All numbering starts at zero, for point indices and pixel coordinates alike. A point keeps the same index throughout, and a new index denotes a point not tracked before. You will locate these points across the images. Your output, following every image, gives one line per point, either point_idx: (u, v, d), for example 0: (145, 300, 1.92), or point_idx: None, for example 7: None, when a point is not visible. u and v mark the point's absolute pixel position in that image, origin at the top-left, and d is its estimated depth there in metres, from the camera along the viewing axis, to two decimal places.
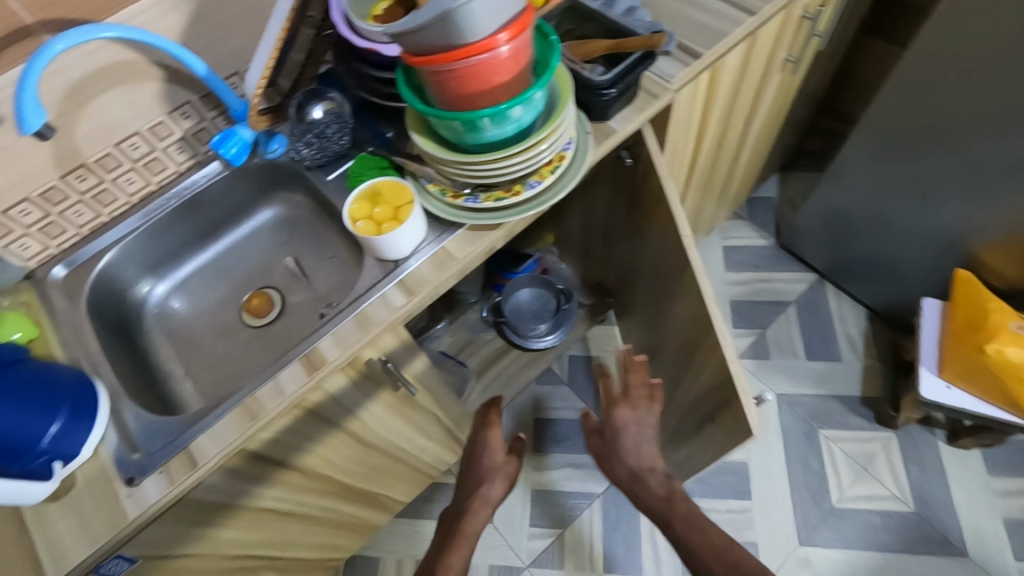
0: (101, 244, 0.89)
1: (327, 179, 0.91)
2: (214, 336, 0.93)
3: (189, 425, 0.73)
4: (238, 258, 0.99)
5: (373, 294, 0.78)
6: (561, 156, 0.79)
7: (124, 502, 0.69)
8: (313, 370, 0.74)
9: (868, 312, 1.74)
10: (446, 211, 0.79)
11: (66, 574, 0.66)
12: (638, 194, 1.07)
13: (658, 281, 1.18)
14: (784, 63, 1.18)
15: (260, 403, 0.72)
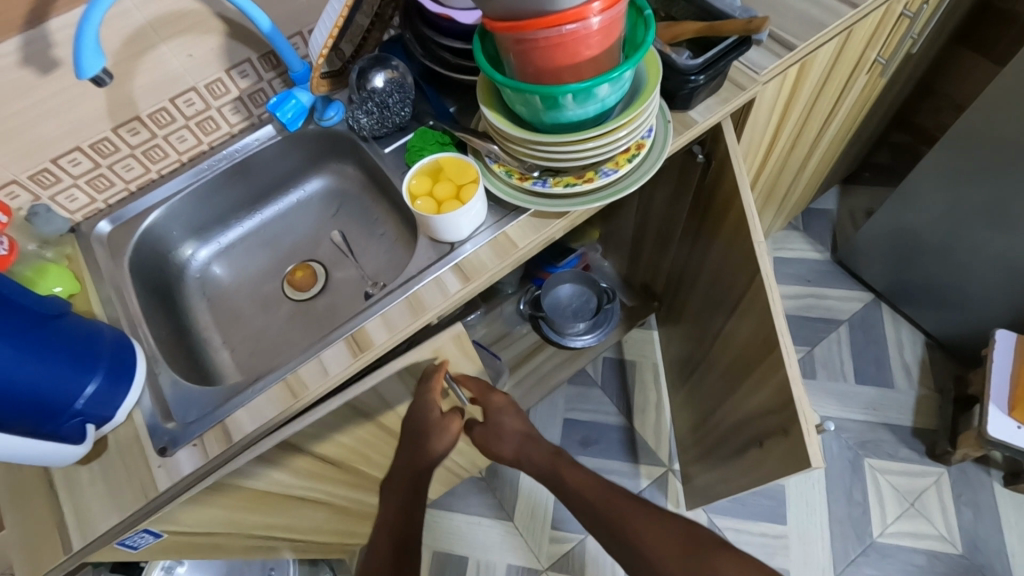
0: (148, 202, 0.86)
1: (384, 152, 0.86)
2: (254, 306, 0.90)
3: (228, 398, 0.69)
4: (285, 228, 0.96)
5: (427, 277, 0.73)
6: (639, 144, 0.73)
7: (155, 472, 0.65)
8: (358, 352, 0.70)
9: (926, 338, 1.64)
10: (511, 194, 0.74)
11: (92, 542, 0.63)
12: (706, 191, 0.99)
13: (715, 286, 1.11)
14: (873, 65, 1.10)
15: (302, 381, 0.69)
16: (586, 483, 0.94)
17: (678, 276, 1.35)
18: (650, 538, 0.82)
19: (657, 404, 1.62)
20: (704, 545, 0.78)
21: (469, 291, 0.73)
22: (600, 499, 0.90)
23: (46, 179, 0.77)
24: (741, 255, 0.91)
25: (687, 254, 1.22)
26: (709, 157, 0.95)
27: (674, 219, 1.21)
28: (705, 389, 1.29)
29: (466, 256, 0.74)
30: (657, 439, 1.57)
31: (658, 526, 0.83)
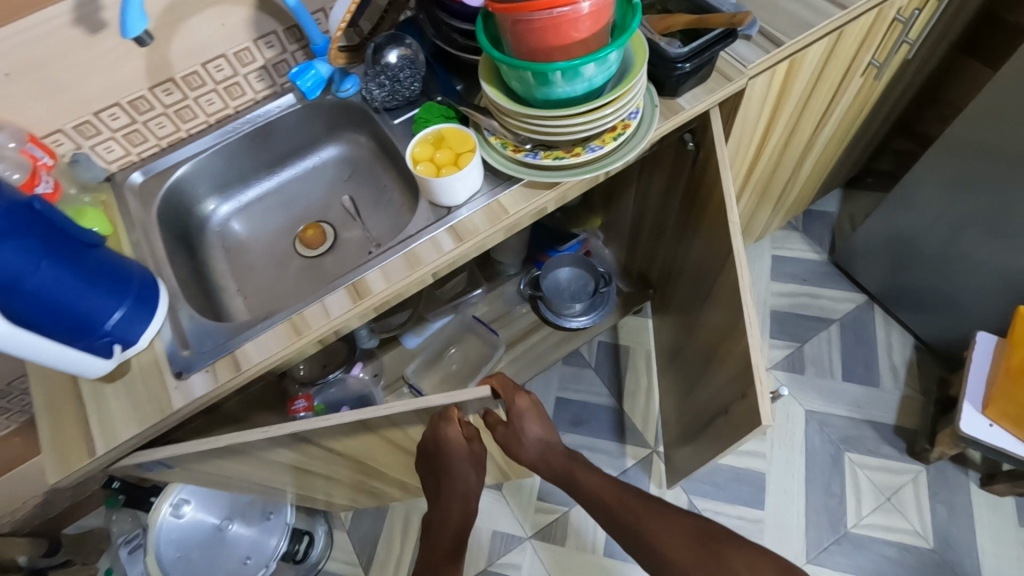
0: (176, 158, 0.94)
1: (393, 123, 0.93)
2: (269, 260, 0.98)
3: (239, 332, 0.77)
4: (299, 191, 1.03)
5: (424, 236, 0.80)
6: (625, 123, 0.79)
7: (171, 392, 0.73)
8: (358, 299, 0.77)
9: (916, 342, 1.68)
10: (505, 164, 0.80)
11: (113, 449, 0.71)
12: (696, 179, 1.04)
13: (701, 273, 1.16)
14: (867, 68, 1.14)
15: (306, 321, 0.76)
16: (605, 488, 0.99)
17: (671, 264, 1.41)
18: (666, 537, 0.90)
19: (647, 389, 1.68)
20: (721, 543, 0.87)
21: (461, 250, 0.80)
22: (617, 503, 0.97)
23: (88, 130, 0.86)
24: (721, 238, 0.96)
25: (679, 242, 1.28)
26: (699, 145, 1.00)
27: (668, 208, 1.27)
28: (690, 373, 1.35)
29: (460, 219, 0.81)
30: (644, 422, 1.63)
31: (675, 527, 0.91)
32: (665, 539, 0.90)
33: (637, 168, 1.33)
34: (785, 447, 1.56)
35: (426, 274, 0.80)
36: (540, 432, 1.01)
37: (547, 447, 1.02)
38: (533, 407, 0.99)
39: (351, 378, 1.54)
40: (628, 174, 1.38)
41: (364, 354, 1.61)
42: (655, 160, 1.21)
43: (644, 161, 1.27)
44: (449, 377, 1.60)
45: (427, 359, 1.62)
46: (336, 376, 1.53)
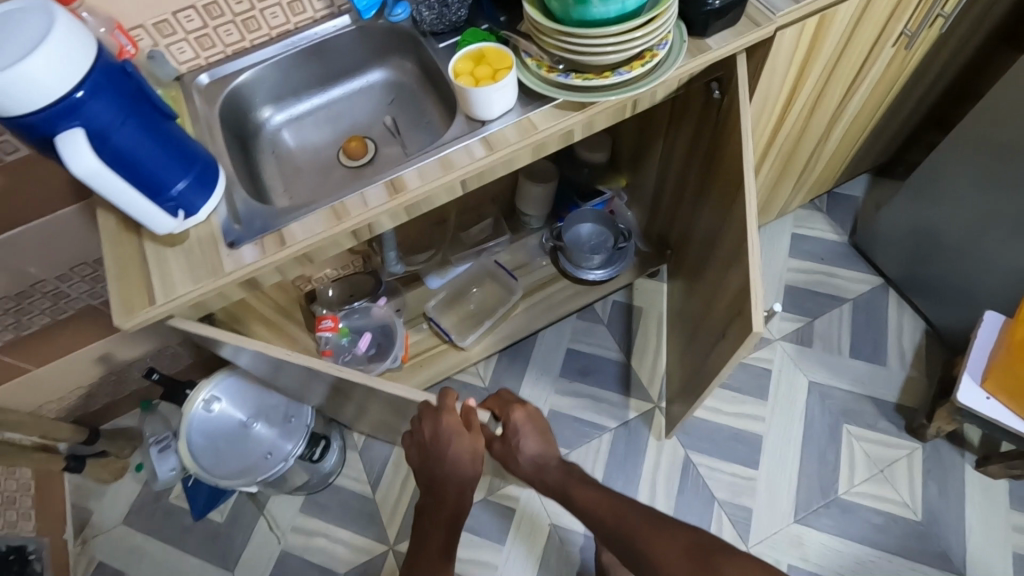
0: (239, 66, 1.03)
1: (439, 47, 1.00)
2: (314, 168, 1.07)
3: (286, 214, 0.85)
4: (346, 109, 1.12)
5: (459, 144, 0.87)
6: (653, 54, 0.85)
7: (224, 259, 0.82)
8: (394, 193, 0.85)
9: (926, 327, 1.70)
10: (539, 83, 0.87)
11: (172, 302, 0.80)
12: (723, 128, 1.09)
13: (720, 226, 1.21)
14: (899, 37, 1.18)
15: (347, 208, 0.85)
16: (602, 503, 1.06)
17: (689, 223, 1.46)
18: (660, 551, 0.95)
19: (656, 349, 1.73)
20: (715, 554, 0.90)
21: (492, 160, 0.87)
22: (613, 519, 1.03)
23: (165, 29, 0.94)
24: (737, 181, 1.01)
25: (700, 199, 1.33)
26: (727, 92, 1.05)
27: (692, 164, 1.32)
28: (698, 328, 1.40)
29: (493, 131, 0.88)
30: (650, 379, 1.69)
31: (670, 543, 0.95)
32: (657, 553, 0.95)
33: (665, 125, 1.38)
34: (785, 413, 1.60)
35: (458, 178, 0.87)
36: (535, 447, 1.16)
37: (539, 462, 1.15)
38: (531, 423, 1.18)
39: (375, 308, 1.62)
40: (656, 131, 1.43)
41: (389, 288, 1.70)
42: (684, 114, 1.26)
43: (674, 116, 1.32)
44: (466, 317, 1.68)
45: (447, 300, 1.71)
46: (361, 305, 1.63)
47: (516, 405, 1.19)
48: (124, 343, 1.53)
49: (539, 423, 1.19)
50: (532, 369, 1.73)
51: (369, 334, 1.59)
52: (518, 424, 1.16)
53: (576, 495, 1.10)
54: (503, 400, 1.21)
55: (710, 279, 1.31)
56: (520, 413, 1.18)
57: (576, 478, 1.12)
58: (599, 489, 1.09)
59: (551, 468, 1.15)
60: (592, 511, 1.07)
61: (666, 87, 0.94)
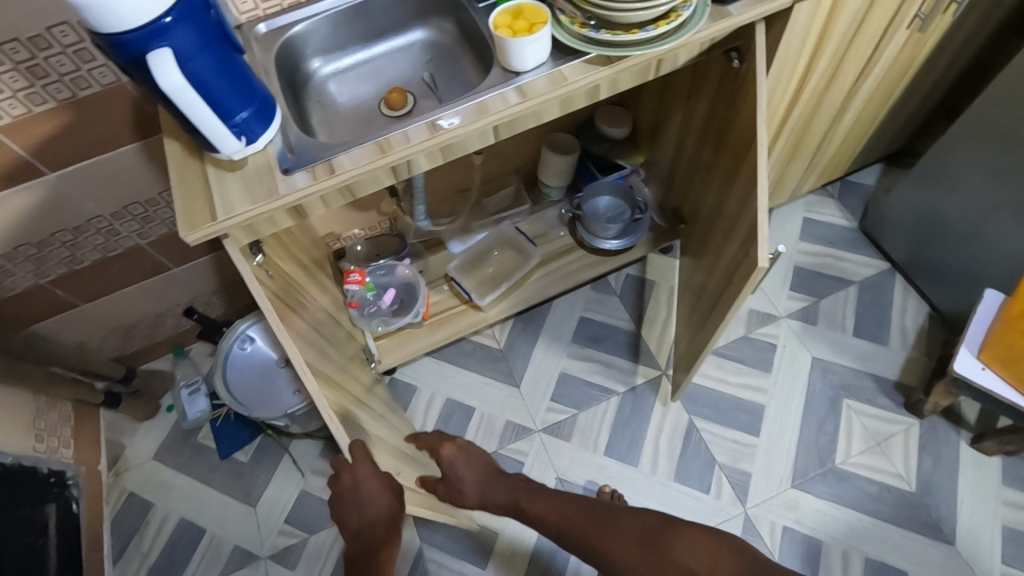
0: (294, 18, 1.11)
1: (478, 7, 1.09)
2: (358, 117, 1.16)
3: (336, 148, 0.94)
4: (388, 65, 1.20)
5: (494, 92, 0.95)
6: (676, 14, 0.93)
7: (279, 184, 0.91)
8: (434, 132, 0.93)
9: (930, 311, 1.75)
10: (571, 38, 0.95)
11: (231, 219, 0.89)
12: (740, 96, 1.16)
13: (733, 194, 1.28)
14: (912, 19, 1.24)
15: (391, 143, 0.93)
16: (559, 514, 1.16)
17: (703, 196, 1.52)
18: (609, 545, 1.07)
19: (665, 320, 1.80)
20: (663, 543, 1.03)
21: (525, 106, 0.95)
22: (571, 529, 1.13)
23: None
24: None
25: (715, 170, 1.40)
26: (745, 62, 1.12)
27: (709, 137, 1.39)
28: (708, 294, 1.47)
29: (528, 81, 0.96)
30: (658, 348, 1.76)
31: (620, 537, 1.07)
32: (613, 549, 1.06)
33: (685, 99, 1.45)
34: (787, 386, 1.66)
35: (493, 122, 0.95)
36: (472, 473, 1.27)
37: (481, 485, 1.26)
38: (462, 453, 1.29)
39: (400, 267, 1.70)
40: (677, 103, 1.50)
41: (413, 250, 1.78)
42: (704, 87, 1.33)
43: (694, 90, 1.40)
44: (485, 280, 1.76)
45: (468, 263, 1.79)
46: (386, 263, 1.71)
47: (443, 441, 1.30)
48: (165, 287, 1.63)
49: (472, 454, 1.30)
50: (546, 334, 1.80)
51: (393, 291, 1.67)
52: (450, 458, 1.28)
53: (532, 511, 1.20)
54: (434, 435, 1.32)
55: (723, 246, 1.38)
56: (451, 443, 1.30)
57: (528, 492, 1.23)
58: (548, 499, 1.20)
59: (501, 490, 1.25)
60: (551, 520, 1.17)
61: (690, 49, 1.01)
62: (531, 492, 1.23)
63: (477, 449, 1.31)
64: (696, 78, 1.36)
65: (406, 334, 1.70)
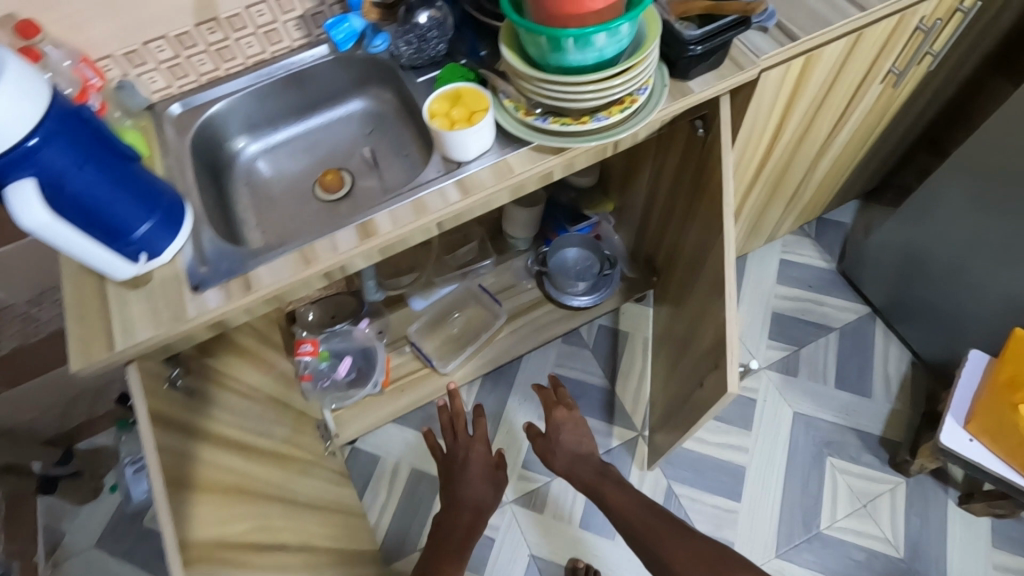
0: (214, 95, 1.00)
1: (417, 81, 0.99)
2: (291, 198, 1.05)
3: (255, 256, 0.83)
4: (325, 138, 1.09)
5: (433, 186, 0.85)
6: (632, 99, 0.83)
7: (186, 303, 0.80)
8: (364, 237, 0.83)
9: (913, 357, 1.68)
10: (515, 126, 0.85)
11: (131, 347, 0.77)
12: (708, 167, 1.07)
13: (705, 265, 1.20)
14: (886, 75, 1.16)
15: (316, 252, 0.82)
16: (631, 505, 1.21)
17: (676, 251, 1.44)
18: (673, 554, 1.11)
19: (641, 374, 1.71)
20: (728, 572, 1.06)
21: (466, 203, 0.85)
22: (639, 523, 1.18)
23: (136, 59, 0.92)
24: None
25: (686, 231, 1.31)
26: (713, 132, 1.03)
27: (679, 197, 1.30)
28: (684, 361, 1.38)
29: (469, 174, 0.86)
30: (634, 404, 1.68)
31: (685, 547, 1.11)
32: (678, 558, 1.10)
33: (655, 152, 1.36)
34: (770, 444, 1.58)
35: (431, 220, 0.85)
36: (573, 444, 1.34)
37: (575, 460, 1.31)
38: (569, 426, 1.35)
39: (358, 331, 1.60)
40: (647, 149, 1.40)
41: (373, 309, 1.67)
42: (674, 146, 1.25)
43: (664, 145, 1.31)
44: (449, 340, 1.67)
45: (430, 323, 1.68)
46: (342, 327, 1.60)
47: (560, 406, 1.38)
48: None
49: (579, 430, 1.36)
50: (516, 394, 1.70)
51: (350, 358, 1.57)
52: (557, 425, 1.35)
53: (606, 494, 1.24)
54: (555, 390, 1.41)
55: (697, 311, 1.29)
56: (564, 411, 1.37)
57: (605, 478, 1.27)
58: (623, 490, 1.24)
59: (586, 465, 1.30)
60: (621, 509, 1.21)
61: (648, 129, 0.92)
62: (611, 481, 1.27)
63: (584, 429, 1.36)
64: (665, 135, 1.27)
65: (366, 402, 1.59)
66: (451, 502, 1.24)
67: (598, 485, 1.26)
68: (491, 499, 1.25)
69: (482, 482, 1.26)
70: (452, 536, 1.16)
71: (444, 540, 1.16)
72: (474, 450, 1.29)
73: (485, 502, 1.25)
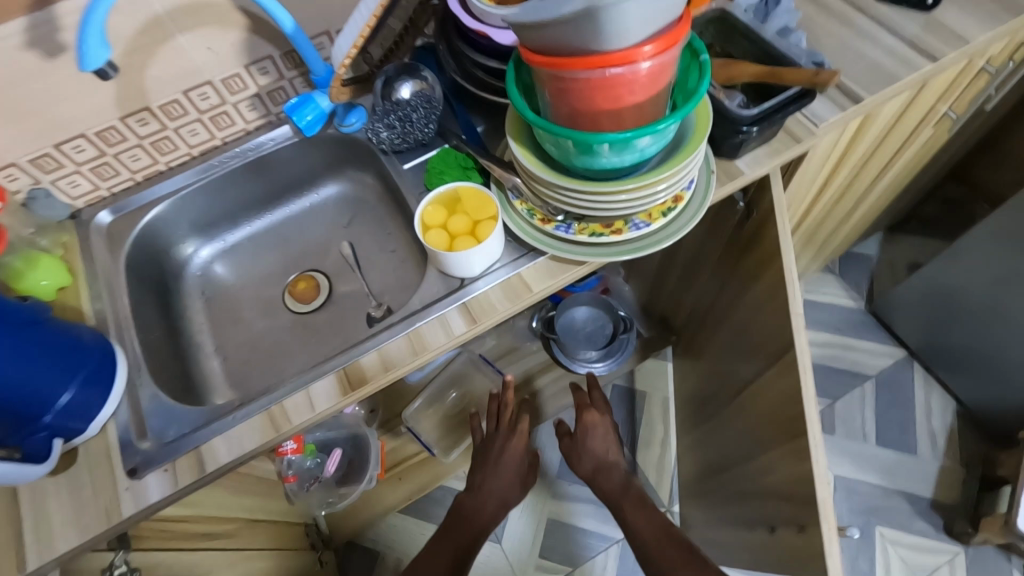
0: (153, 195, 0.82)
1: (403, 168, 0.81)
2: (254, 311, 0.85)
3: (211, 420, 0.65)
4: (293, 232, 0.91)
5: (432, 314, 0.68)
6: (678, 196, 0.67)
7: (121, 495, 0.61)
8: (348, 390, 0.65)
9: (958, 406, 1.54)
10: (531, 234, 0.68)
11: (48, 564, 0.59)
12: (740, 242, 0.90)
13: (728, 338, 1.02)
14: (942, 119, 1.01)
15: (286, 413, 0.64)
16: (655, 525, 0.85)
17: (701, 314, 1.27)
18: None
19: (664, 441, 1.55)
20: None
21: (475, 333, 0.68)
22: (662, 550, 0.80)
23: (48, 164, 0.73)
24: (760, 321, 0.82)
25: (714, 298, 1.14)
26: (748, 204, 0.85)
27: (699, 255, 1.11)
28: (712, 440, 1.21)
29: (477, 295, 0.69)
30: (658, 476, 1.51)
31: None
32: None
33: None
34: None
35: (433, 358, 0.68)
36: (602, 451, 1.03)
37: (601, 467, 1.02)
38: (604, 436, 1.04)
39: (346, 418, 1.34)
40: None
41: None
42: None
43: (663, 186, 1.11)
44: (448, 422, 1.45)
45: (428, 401, 1.44)
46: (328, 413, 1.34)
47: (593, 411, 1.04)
48: None
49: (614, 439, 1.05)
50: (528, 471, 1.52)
51: (339, 450, 1.33)
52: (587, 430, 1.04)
53: (624, 512, 0.92)
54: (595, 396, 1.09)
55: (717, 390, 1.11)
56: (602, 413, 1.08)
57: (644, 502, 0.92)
58: (651, 513, 0.89)
59: (611, 474, 0.99)
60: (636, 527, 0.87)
61: None
62: (642, 500, 0.93)
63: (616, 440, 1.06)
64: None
65: (361, 498, 1.41)
66: (472, 487, 1.05)
67: (620, 499, 0.95)
68: (515, 494, 1.05)
69: (511, 473, 1.05)
70: (461, 534, 0.96)
71: (454, 535, 0.96)
72: (509, 440, 1.06)
73: (505, 503, 1.04)
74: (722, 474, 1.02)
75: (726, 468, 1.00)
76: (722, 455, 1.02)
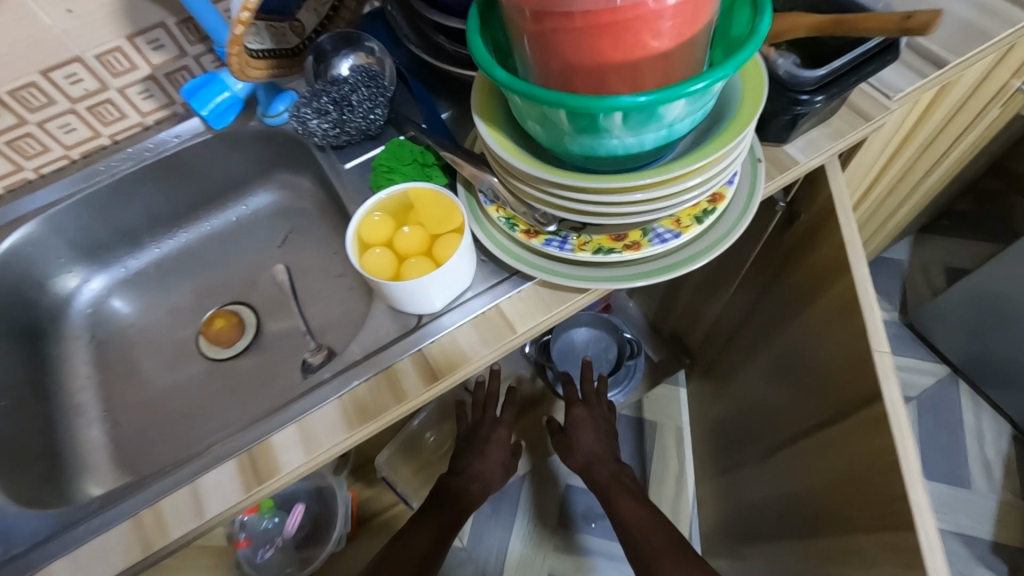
0: (18, 213, 0.63)
1: (343, 168, 0.62)
2: (159, 360, 0.66)
3: (58, 534, 0.45)
4: (214, 255, 0.72)
5: (378, 367, 0.49)
6: (718, 192, 0.48)
7: None
8: (253, 486, 0.45)
9: (1012, 430, 1.35)
10: (511, 252, 0.49)
11: None
12: (787, 250, 0.71)
13: (769, 368, 0.82)
14: (1015, 95, 0.82)
15: (162, 522, 0.45)
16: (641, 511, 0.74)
17: (731, 332, 1.07)
18: None
19: (679, 480, 1.34)
20: None
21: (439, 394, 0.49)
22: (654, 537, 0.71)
23: None
24: (825, 354, 0.62)
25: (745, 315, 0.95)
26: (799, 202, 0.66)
27: (721, 268, 0.92)
28: (746, 486, 1.01)
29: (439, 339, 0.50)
30: (674, 521, 1.30)
31: None
32: None
33: None
34: None
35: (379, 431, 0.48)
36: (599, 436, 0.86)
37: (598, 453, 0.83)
38: (599, 421, 0.87)
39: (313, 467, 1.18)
40: None
41: None
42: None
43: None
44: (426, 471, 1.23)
45: (405, 444, 1.24)
46: None
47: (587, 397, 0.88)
48: None
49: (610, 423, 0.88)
50: (529, 520, 1.29)
51: (303, 505, 1.16)
52: (582, 417, 0.85)
53: (614, 504, 0.77)
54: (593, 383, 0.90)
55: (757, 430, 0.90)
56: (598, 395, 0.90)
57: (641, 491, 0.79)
58: (641, 499, 0.77)
59: (605, 464, 0.82)
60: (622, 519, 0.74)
61: None
62: (632, 487, 0.79)
63: (615, 426, 0.89)
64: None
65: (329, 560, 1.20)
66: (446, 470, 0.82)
67: (607, 487, 0.79)
68: (496, 479, 0.83)
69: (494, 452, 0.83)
70: (429, 525, 0.76)
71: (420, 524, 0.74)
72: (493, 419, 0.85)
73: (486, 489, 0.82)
74: (773, 537, 0.81)
75: (780, 527, 0.78)
76: (774, 513, 0.81)
